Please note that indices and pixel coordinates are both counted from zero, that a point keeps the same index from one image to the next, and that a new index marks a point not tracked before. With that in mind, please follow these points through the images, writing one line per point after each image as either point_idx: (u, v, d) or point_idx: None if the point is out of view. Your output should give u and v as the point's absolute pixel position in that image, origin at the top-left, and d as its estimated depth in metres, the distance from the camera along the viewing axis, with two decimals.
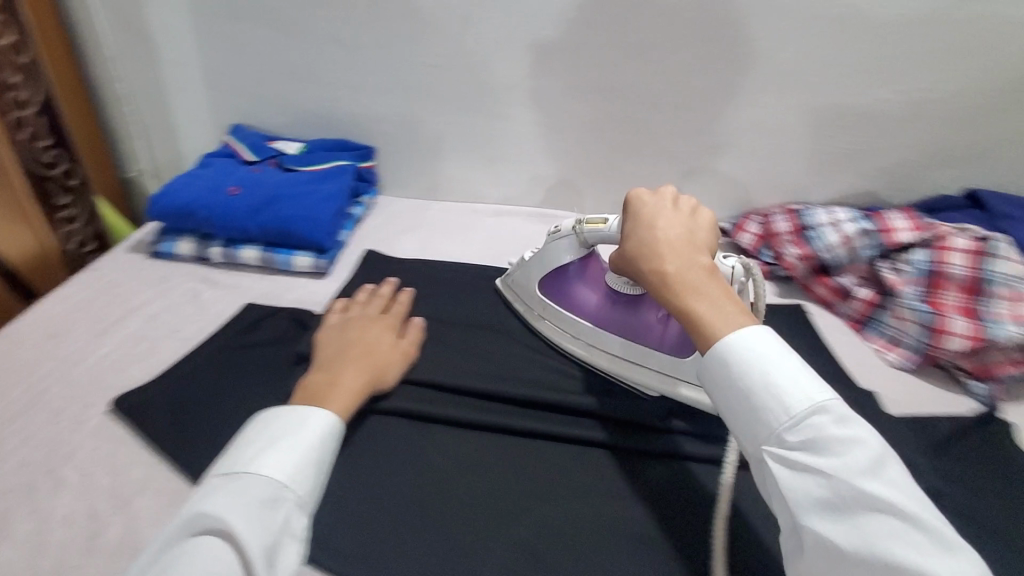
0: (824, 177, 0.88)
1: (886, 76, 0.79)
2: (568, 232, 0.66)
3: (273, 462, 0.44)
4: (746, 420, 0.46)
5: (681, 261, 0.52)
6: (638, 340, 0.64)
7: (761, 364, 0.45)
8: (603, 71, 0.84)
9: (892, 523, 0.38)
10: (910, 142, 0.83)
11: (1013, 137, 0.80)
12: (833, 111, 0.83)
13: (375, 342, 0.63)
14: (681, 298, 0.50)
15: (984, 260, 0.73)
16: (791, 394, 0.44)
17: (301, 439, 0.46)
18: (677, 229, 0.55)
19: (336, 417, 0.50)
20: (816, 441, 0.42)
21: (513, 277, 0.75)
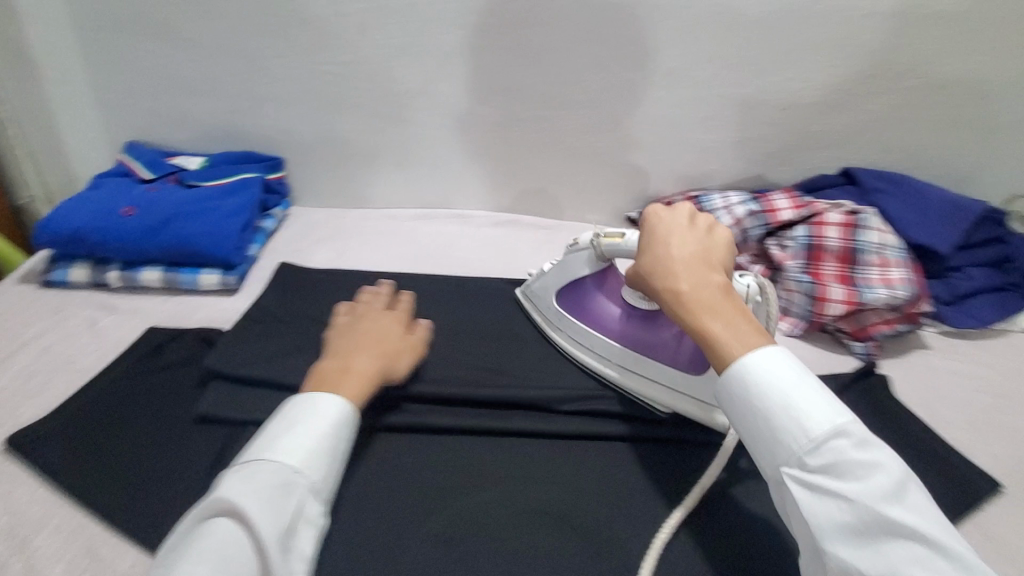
0: (717, 163, 0.93)
1: (758, 63, 0.84)
2: (586, 243, 0.68)
3: (282, 448, 0.48)
4: (755, 437, 0.47)
5: (709, 278, 0.54)
6: (651, 356, 0.65)
7: (787, 381, 0.46)
8: (495, 72, 0.86)
9: (914, 548, 0.39)
10: (786, 125, 0.88)
11: (875, 116, 0.88)
12: (719, 100, 0.87)
13: (385, 335, 0.63)
14: (701, 317, 0.52)
15: (855, 231, 0.77)
16: (806, 414, 0.45)
17: (315, 427, 0.50)
18: (698, 243, 0.56)
19: (349, 403, 0.53)
20: (830, 460, 0.43)
21: (532, 288, 0.77)
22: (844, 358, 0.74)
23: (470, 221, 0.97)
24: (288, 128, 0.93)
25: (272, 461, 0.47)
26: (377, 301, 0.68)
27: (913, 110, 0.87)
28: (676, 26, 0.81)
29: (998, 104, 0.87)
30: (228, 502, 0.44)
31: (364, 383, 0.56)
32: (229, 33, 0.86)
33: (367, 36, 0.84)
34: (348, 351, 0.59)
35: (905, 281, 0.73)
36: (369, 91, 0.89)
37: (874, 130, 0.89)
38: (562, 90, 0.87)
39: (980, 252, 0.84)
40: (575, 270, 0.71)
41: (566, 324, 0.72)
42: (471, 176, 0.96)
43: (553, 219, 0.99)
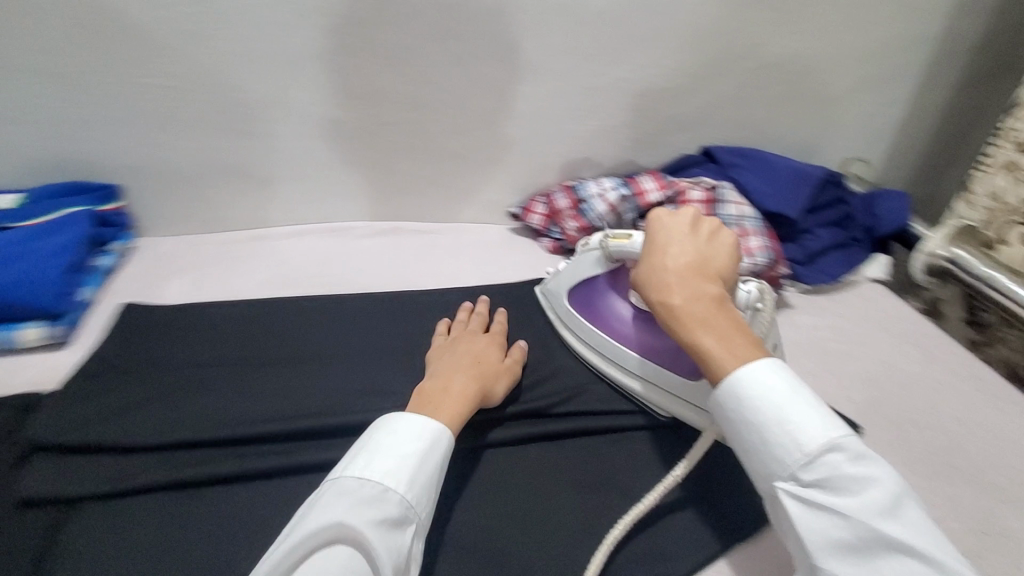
0: (589, 152, 0.95)
1: (615, 55, 0.86)
2: (596, 245, 0.72)
3: (394, 471, 0.48)
4: (752, 449, 0.49)
5: (699, 288, 0.56)
6: (654, 358, 0.69)
7: (782, 398, 0.48)
8: (351, 76, 0.81)
9: (909, 565, 0.41)
10: (648, 112, 0.92)
11: (725, 98, 0.94)
12: (580, 91, 0.88)
13: (485, 356, 0.66)
14: (692, 328, 0.54)
15: (716, 206, 0.82)
16: (801, 432, 0.47)
17: (423, 451, 0.50)
18: (694, 251, 0.59)
19: (448, 431, 0.53)
20: (826, 477, 0.45)
21: (548, 288, 0.80)
22: None
23: (348, 234, 0.93)
24: (120, 155, 0.82)
25: (383, 485, 0.47)
26: (472, 322, 0.74)
27: (755, 89, 0.94)
28: (529, 19, 0.80)
29: (825, 77, 0.96)
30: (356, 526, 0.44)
31: (465, 404, 0.58)
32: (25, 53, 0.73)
33: (197, 46, 0.76)
34: (446, 371, 0.62)
35: (764, 248, 0.78)
36: (212, 106, 0.80)
37: (724, 109, 0.95)
38: (424, 89, 0.84)
39: (825, 214, 0.92)
40: (585, 271, 0.75)
41: (573, 323, 0.76)
42: (342, 187, 0.91)
43: (435, 223, 0.97)
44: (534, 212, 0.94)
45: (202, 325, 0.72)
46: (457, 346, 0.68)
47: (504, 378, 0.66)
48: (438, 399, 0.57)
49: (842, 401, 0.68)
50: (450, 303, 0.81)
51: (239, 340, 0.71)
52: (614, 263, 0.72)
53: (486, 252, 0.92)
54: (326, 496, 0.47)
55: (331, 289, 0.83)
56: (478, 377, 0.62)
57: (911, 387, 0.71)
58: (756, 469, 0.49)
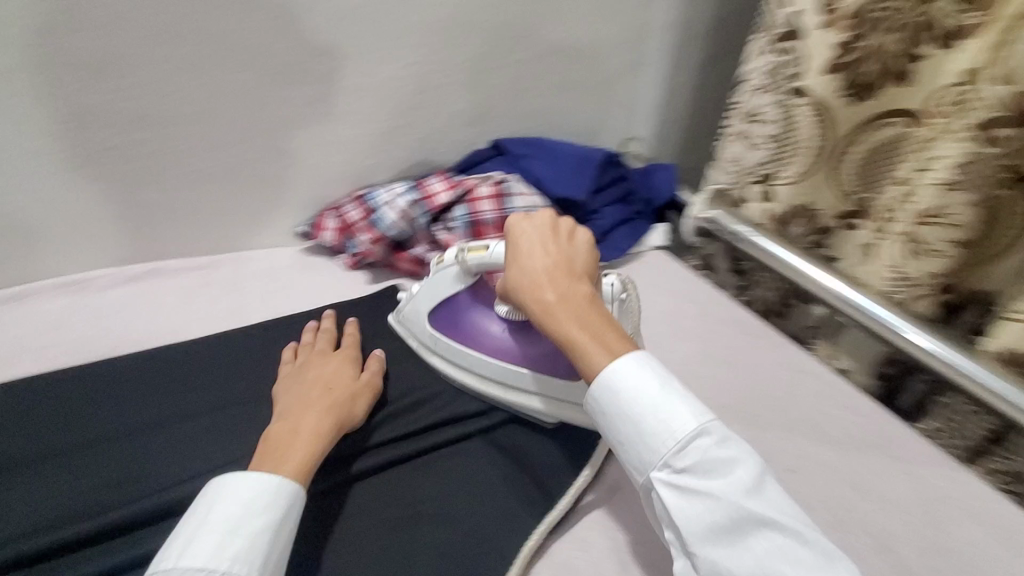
0: (377, 157, 0.90)
1: (382, 54, 0.82)
2: (452, 260, 0.68)
3: (244, 555, 0.43)
4: (625, 441, 0.50)
5: (570, 287, 0.58)
6: (533, 366, 0.65)
7: (652, 390, 0.50)
8: (57, 96, 0.66)
9: (774, 538, 0.44)
10: (429, 111, 0.90)
11: (503, 90, 0.95)
12: (350, 93, 0.82)
13: (334, 380, 0.62)
14: (567, 327, 0.56)
15: (505, 200, 0.81)
16: (670, 418, 0.49)
17: (275, 523, 0.46)
18: (564, 249, 0.61)
19: (296, 485, 0.49)
20: (694, 461, 0.47)
21: (403, 312, 0.73)
22: None
23: (98, 284, 0.78)
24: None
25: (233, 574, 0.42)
26: (320, 340, 0.69)
27: (529, 80, 0.97)
28: (270, 19, 0.72)
29: (591, 64, 1.02)
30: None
31: (318, 443, 0.54)
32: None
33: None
34: (297, 410, 0.57)
35: None
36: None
37: (504, 102, 0.96)
38: (157, 105, 0.71)
39: (609, 192, 1.00)
40: (445, 288, 0.70)
41: (440, 345, 0.70)
42: (83, 228, 0.76)
43: (211, 255, 0.86)
44: (325, 228, 0.87)
45: None
46: (306, 374, 0.63)
47: (365, 397, 0.62)
48: (283, 446, 0.52)
49: None
50: (236, 343, 0.71)
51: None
52: (472, 274, 0.69)
53: (277, 279, 0.84)
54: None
55: (78, 358, 0.69)
56: (332, 408, 0.58)
57: (691, 341, 0.79)
58: (632, 463, 0.50)
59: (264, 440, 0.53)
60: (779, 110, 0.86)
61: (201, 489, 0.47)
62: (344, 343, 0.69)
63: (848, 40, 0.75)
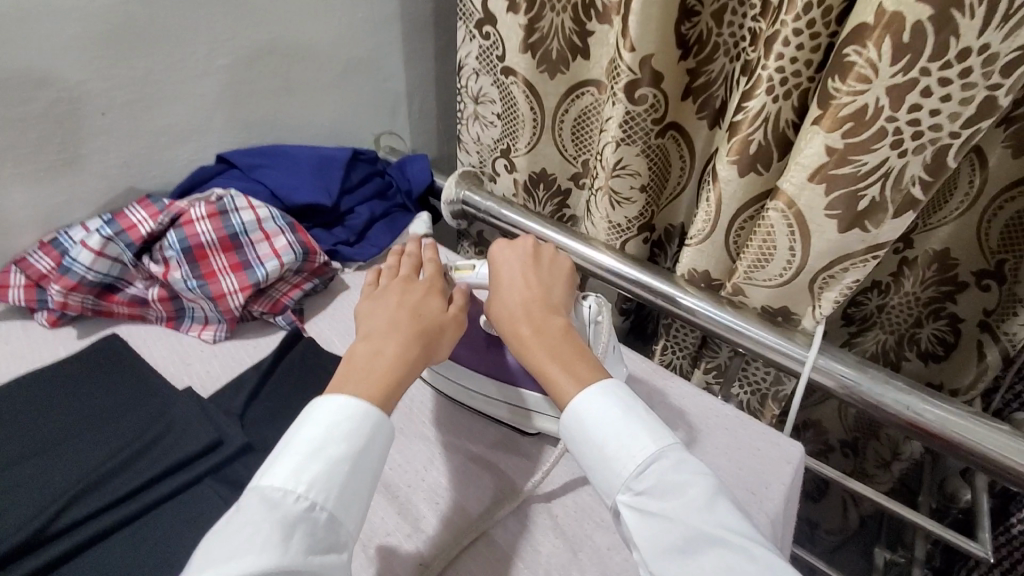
0: (66, 193, 0.79)
1: (35, 74, 0.70)
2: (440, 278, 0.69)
3: (320, 483, 0.46)
4: (592, 463, 0.52)
5: (544, 320, 0.59)
6: (510, 381, 0.67)
7: (614, 416, 0.52)
8: None
9: (725, 557, 0.44)
10: (126, 132, 0.80)
11: (218, 99, 0.88)
12: (2, 125, 0.70)
13: (422, 307, 0.60)
14: (539, 358, 0.57)
15: (225, 217, 0.75)
16: (629, 442, 0.51)
17: (352, 458, 0.48)
18: (539, 285, 0.62)
19: (382, 418, 0.51)
20: (652, 483, 0.49)
21: None
22: (270, 336, 0.75)
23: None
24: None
25: (309, 497, 0.45)
26: (403, 267, 0.66)
27: (248, 84, 0.90)
28: None
29: (315, 67, 0.98)
30: (277, 558, 0.41)
31: (394, 370, 0.53)
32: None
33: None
34: (382, 335, 0.56)
35: (291, 245, 0.75)
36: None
37: (220, 113, 0.89)
38: None
39: (361, 191, 0.98)
40: None
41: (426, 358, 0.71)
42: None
43: None
44: (9, 287, 0.73)
45: None
46: (389, 297, 0.61)
47: (450, 327, 0.60)
48: (360, 373, 0.52)
49: None
50: None
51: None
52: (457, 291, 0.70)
53: None
54: (244, 513, 0.44)
55: None
56: (419, 340, 0.56)
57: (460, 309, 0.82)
58: (600, 486, 0.52)
59: (347, 364, 0.54)
60: (498, 90, 0.92)
61: (320, 395, 0.52)
62: (427, 270, 0.66)
63: (529, 23, 0.83)
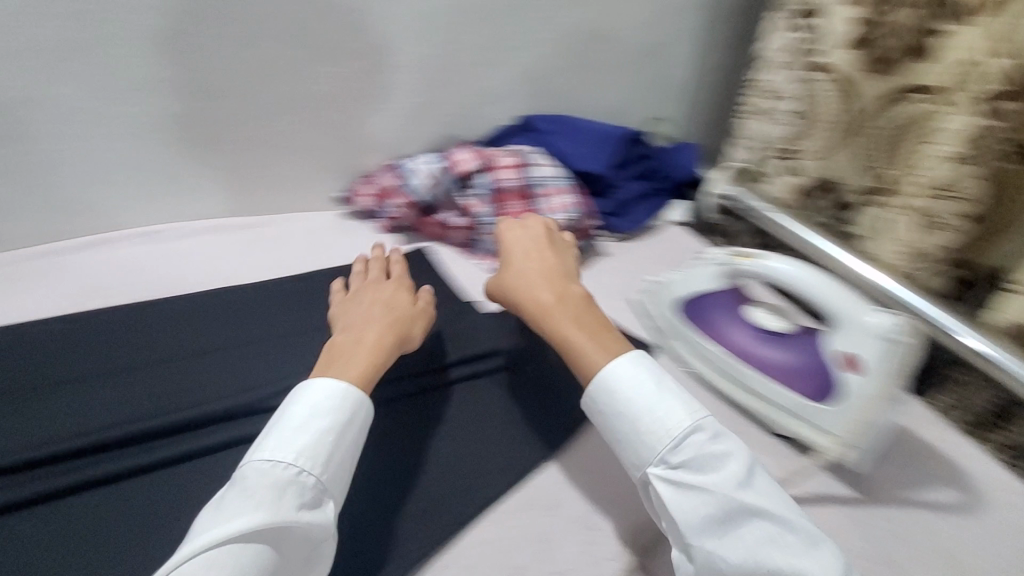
0: (407, 132, 0.96)
1: (415, 35, 0.88)
2: (718, 258, 0.67)
3: (307, 450, 0.47)
4: (626, 438, 0.52)
5: (564, 289, 0.63)
6: (778, 380, 0.62)
7: (650, 392, 0.52)
8: (133, 70, 0.74)
9: (764, 528, 0.45)
10: (458, 90, 0.96)
11: (529, 69, 0.99)
12: (384, 71, 0.89)
13: (391, 300, 0.65)
14: (562, 325, 0.60)
15: (526, 170, 0.86)
16: (664, 413, 0.50)
17: (340, 425, 0.50)
18: (552, 258, 0.68)
19: (358, 392, 0.52)
20: (690, 455, 0.48)
21: (649, 292, 0.73)
22: None
23: (128, 241, 0.83)
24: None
25: (298, 466, 0.46)
26: (372, 269, 0.70)
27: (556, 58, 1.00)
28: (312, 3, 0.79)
29: (616, 47, 1.04)
30: (272, 513, 0.43)
31: (381, 348, 0.58)
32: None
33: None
34: (362, 325, 0.60)
35: (573, 204, 0.85)
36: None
37: (530, 81, 1.00)
38: (212, 77, 0.78)
39: (629, 169, 1.03)
40: (704, 283, 0.69)
41: (684, 336, 0.69)
42: (129, 186, 0.81)
43: (254, 218, 0.91)
44: (362, 194, 0.94)
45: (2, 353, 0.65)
46: (364, 296, 0.66)
47: (418, 321, 0.64)
48: (334, 358, 0.55)
49: None
50: (291, 288, 0.79)
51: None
52: (735, 276, 0.67)
53: (314, 240, 0.89)
54: (239, 484, 0.45)
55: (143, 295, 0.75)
56: (393, 328, 0.60)
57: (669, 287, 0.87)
58: (630, 459, 0.52)
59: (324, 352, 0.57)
60: (802, 85, 0.87)
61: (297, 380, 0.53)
62: (396, 270, 0.71)
63: (873, 17, 0.76)
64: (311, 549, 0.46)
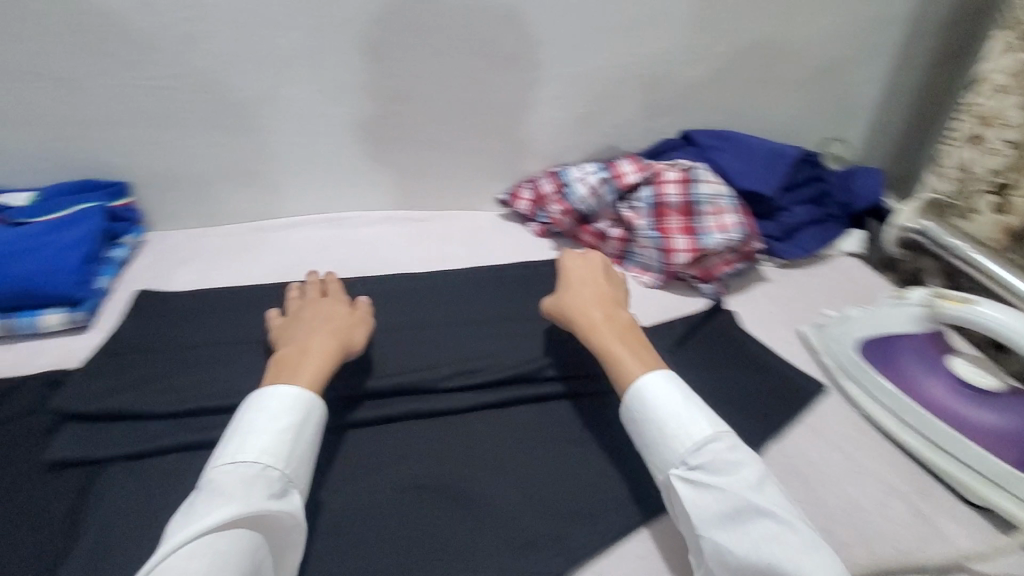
0: (573, 140, 0.98)
1: (595, 47, 0.89)
2: (919, 301, 0.67)
3: (268, 448, 0.47)
4: (650, 443, 0.54)
5: (614, 313, 0.64)
6: (973, 437, 0.61)
7: (675, 400, 0.54)
8: (349, 73, 0.83)
9: (769, 527, 0.46)
10: (627, 101, 0.95)
11: (700, 82, 0.97)
12: (560, 80, 0.91)
13: (329, 316, 0.62)
14: (608, 342, 0.61)
15: (691, 186, 0.84)
16: (688, 423, 0.52)
17: (299, 423, 0.50)
18: (608, 287, 0.69)
19: (314, 392, 0.52)
20: (706, 459, 0.50)
21: (828, 328, 0.74)
22: (696, 300, 0.81)
23: (314, 224, 0.93)
24: (103, 147, 0.81)
25: (263, 463, 0.47)
26: (309, 291, 0.68)
27: (730, 72, 0.97)
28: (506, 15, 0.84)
29: (795, 62, 0.99)
30: (245, 502, 0.43)
31: (328, 358, 0.56)
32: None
33: (170, 27, 0.75)
34: (304, 333, 0.59)
35: (738, 224, 0.81)
36: (199, 100, 0.80)
37: (700, 95, 0.97)
38: (411, 83, 0.86)
39: (799, 192, 0.97)
40: (896, 324, 0.69)
41: (867, 377, 0.69)
42: (325, 175, 0.91)
43: (425, 213, 0.98)
44: (522, 198, 0.97)
45: (219, 307, 0.73)
46: (305, 313, 0.63)
47: (355, 326, 0.62)
48: (296, 359, 0.55)
49: (811, 360, 0.75)
50: (461, 278, 0.80)
51: (150, 348, 0.66)
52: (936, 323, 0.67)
53: (477, 239, 0.95)
54: (206, 487, 0.45)
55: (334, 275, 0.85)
56: (335, 333, 0.60)
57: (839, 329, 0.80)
58: (653, 462, 0.54)
59: (275, 357, 0.56)
60: None
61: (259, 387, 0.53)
62: (332, 289, 0.68)
63: None
64: (288, 541, 0.46)
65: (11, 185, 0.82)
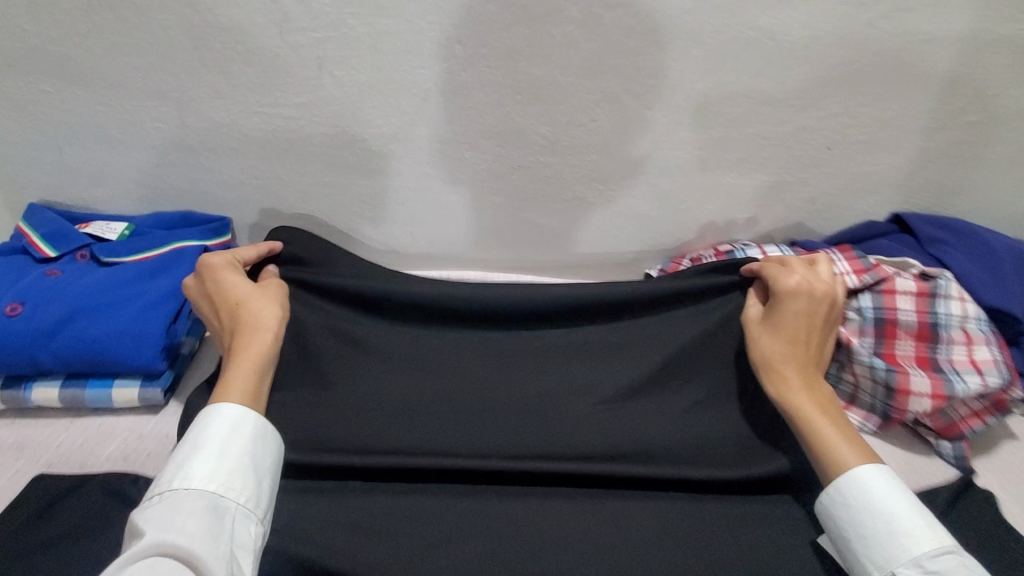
0: (752, 213, 0.78)
1: (809, 102, 0.68)
2: None
3: (195, 471, 0.48)
4: (870, 534, 0.50)
5: (814, 382, 0.60)
6: None
7: (898, 495, 0.50)
8: (497, 115, 0.67)
9: None
10: (833, 173, 0.74)
11: (932, 158, 0.74)
12: (755, 142, 0.71)
13: (236, 302, 0.59)
14: (811, 414, 0.57)
15: (931, 302, 0.64)
16: (920, 525, 0.49)
17: (225, 442, 0.50)
18: (821, 333, 0.62)
19: (231, 410, 0.52)
20: (948, 568, 0.46)
21: None
22: (925, 461, 0.63)
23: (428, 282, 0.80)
24: (209, 177, 0.70)
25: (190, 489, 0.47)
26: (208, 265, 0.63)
27: (976, 148, 0.73)
28: (705, 57, 0.64)
29: None
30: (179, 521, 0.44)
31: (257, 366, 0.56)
32: (105, 47, 0.61)
33: (300, 48, 0.61)
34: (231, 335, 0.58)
35: (999, 363, 0.61)
36: (322, 133, 0.67)
37: (928, 173, 0.75)
38: (570, 132, 0.69)
39: None
40: None
41: None
42: (448, 227, 0.77)
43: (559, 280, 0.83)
44: None
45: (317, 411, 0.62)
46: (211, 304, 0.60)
47: (264, 306, 0.60)
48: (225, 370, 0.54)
49: None
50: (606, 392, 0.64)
51: None
52: None
53: None
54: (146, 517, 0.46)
55: None
56: (246, 331, 0.58)
57: None
58: (867, 556, 0.49)
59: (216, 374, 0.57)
60: None
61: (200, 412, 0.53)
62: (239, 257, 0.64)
63: None
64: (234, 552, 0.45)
65: (112, 213, 0.73)
